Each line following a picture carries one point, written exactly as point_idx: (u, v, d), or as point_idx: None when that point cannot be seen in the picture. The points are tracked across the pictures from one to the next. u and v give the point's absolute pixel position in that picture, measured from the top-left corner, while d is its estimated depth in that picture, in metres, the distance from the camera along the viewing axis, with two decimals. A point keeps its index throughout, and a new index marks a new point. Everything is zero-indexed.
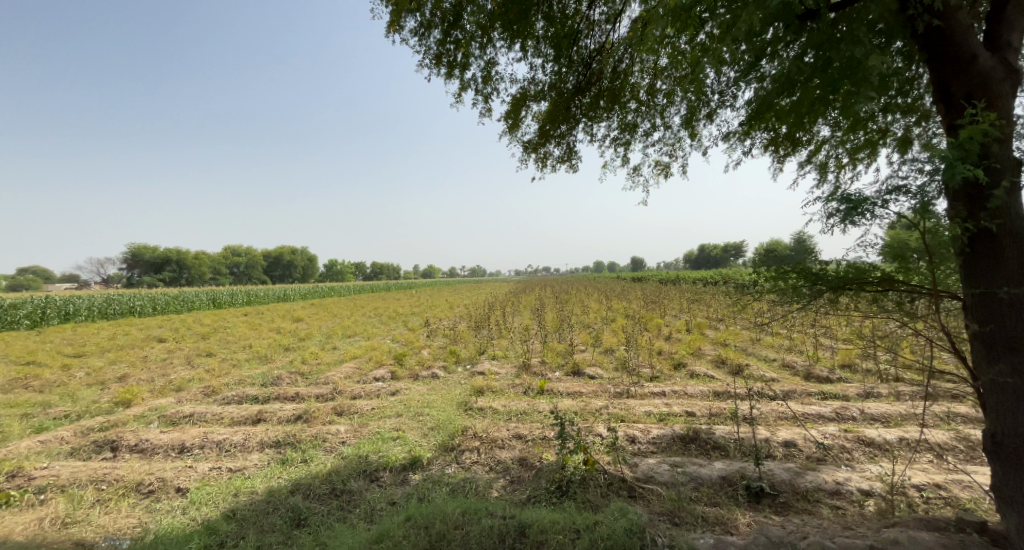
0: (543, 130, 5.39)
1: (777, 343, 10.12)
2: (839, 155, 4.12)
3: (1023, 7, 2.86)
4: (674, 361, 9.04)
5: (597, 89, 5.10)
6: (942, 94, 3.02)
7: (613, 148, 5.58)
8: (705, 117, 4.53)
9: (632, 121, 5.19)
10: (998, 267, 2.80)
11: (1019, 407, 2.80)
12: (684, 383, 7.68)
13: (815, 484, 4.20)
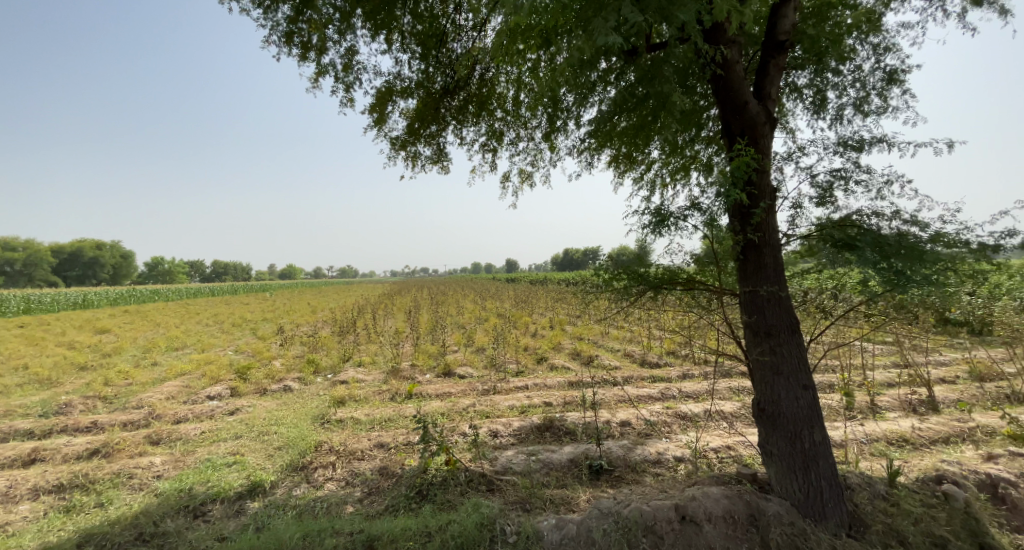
0: (412, 128, 5.22)
1: (623, 336, 11.41)
2: (665, 175, 4.82)
3: (778, 68, 3.67)
4: (537, 356, 9.60)
5: (466, 94, 5.15)
6: (726, 129, 3.74)
7: (482, 153, 5.68)
8: (561, 132, 4.90)
9: (500, 129, 5.36)
10: (760, 271, 3.57)
11: (774, 378, 3.59)
12: (545, 376, 8.20)
13: (642, 458, 4.84)
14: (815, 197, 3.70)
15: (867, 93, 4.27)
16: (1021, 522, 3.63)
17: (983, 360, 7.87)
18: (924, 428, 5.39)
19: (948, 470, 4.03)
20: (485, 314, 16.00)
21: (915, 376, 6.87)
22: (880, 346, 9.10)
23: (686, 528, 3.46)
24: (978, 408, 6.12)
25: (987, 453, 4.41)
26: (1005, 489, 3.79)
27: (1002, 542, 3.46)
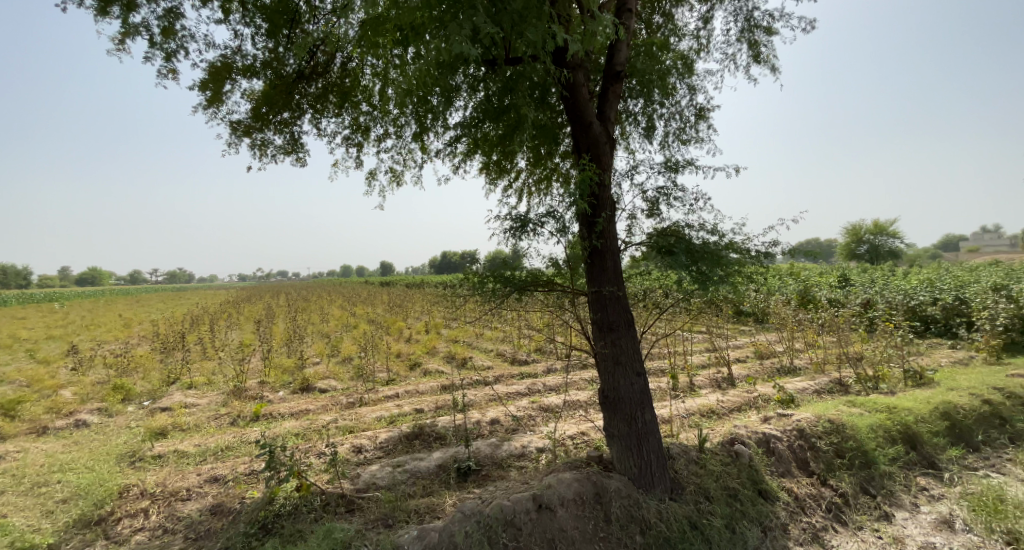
0: (259, 112, 4.65)
1: (495, 336, 11.72)
2: (531, 185, 5.07)
3: (615, 94, 4.14)
4: (409, 362, 9.32)
5: (326, 82, 4.78)
6: (574, 145, 4.10)
7: (345, 147, 5.31)
8: (430, 133, 4.83)
9: (364, 124, 5.06)
10: (604, 273, 3.99)
11: (615, 368, 4.04)
12: (416, 383, 8.01)
13: (506, 454, 5.02)
14: (646, 209, 4.27)
15: (684, 124, 5.08)
16: (785, 469, 4.66)
17: (766, 342, 9.92)
18: (725, 401, 6.59)
19: (739, 433, 4.96)
20: (352, 320, 14.98)
21: (722, 358, 8.34)
22: (698, 335, 10.86)
23: (542, 515, 3.69)
24: (761, 381, 7.69)
25: (765, 416, 5.57)
26: (775, 443, 4.83)
27: (772, 487, 4.40)
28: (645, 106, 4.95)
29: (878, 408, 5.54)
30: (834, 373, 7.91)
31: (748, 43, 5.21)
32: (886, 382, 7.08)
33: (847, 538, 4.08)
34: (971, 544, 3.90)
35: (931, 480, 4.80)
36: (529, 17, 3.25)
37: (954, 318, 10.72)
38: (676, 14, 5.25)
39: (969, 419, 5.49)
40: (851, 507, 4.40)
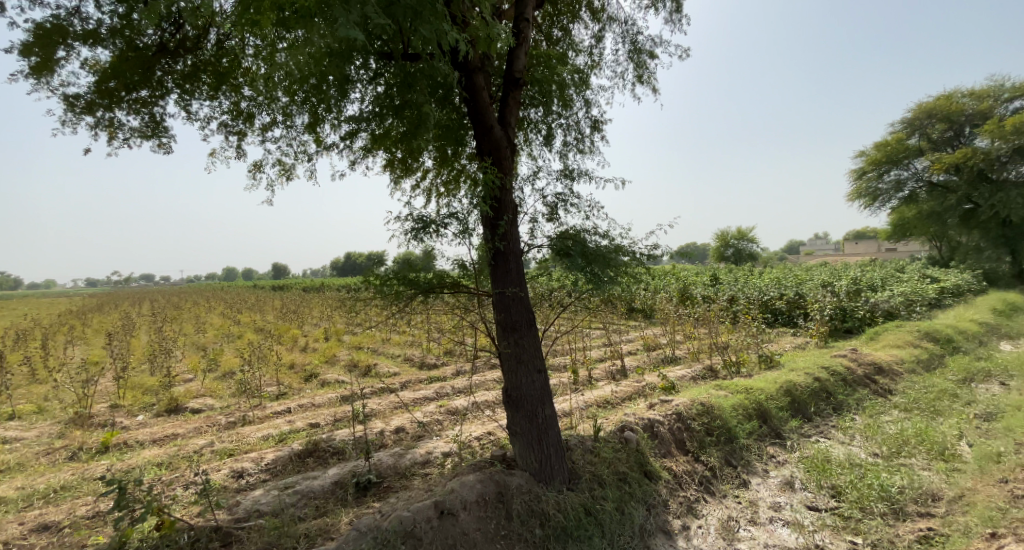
0: (106, 87, 3.96)
1: (402, 341, 11.35)
2: (438, 185, 4.96)
3: (515, 98, 4.23)
4: (304, 373, 8.64)
5: (196, 60, 4.24)
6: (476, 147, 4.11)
7: (223, 135, 4.75)
8: (325, 125, 4.50)
9: (247, 110, 4.57)
10: (507, 275, 4.06)
11: (518, 368, 4.13)
12: (312, 395, 7.45)
13: (409, 463, 4.87)
14: (546, 213, 4.44)
15: (581, 134, 5.37)
16: (665, 450, 5.14)
17: (652, 336, 10.86)
18: (618, 391, 7.09)
19: (628, 420, 5.36)
20: (236, 329, 13.47)
21: (616, 352, 8.95)
22: (595, 332, 11.54)
23: (444, 521, 3.64)
24: (648, 371, 8.40)
25: (650, 404, 6.10)
26: (657, 427, 5.30)
27: (655, 467, 4.83)
28: (544, 115, 5.13)
29: (739, 389, 6.36)
30: (707, 361, 8.91)
31: (635, 63, 5.66)
32: (746, 366, 8.16)
33: (715, 506, 4.61)
34: (806, 498, 4.63)
35: (779, 448, 5.63)
36: (424, 11, 3.17)
37: (796, 310, 12.69)
38: (572, 30, 5.53)
39: (805, 394, 6.54)
40: (718, 478, 4.99)
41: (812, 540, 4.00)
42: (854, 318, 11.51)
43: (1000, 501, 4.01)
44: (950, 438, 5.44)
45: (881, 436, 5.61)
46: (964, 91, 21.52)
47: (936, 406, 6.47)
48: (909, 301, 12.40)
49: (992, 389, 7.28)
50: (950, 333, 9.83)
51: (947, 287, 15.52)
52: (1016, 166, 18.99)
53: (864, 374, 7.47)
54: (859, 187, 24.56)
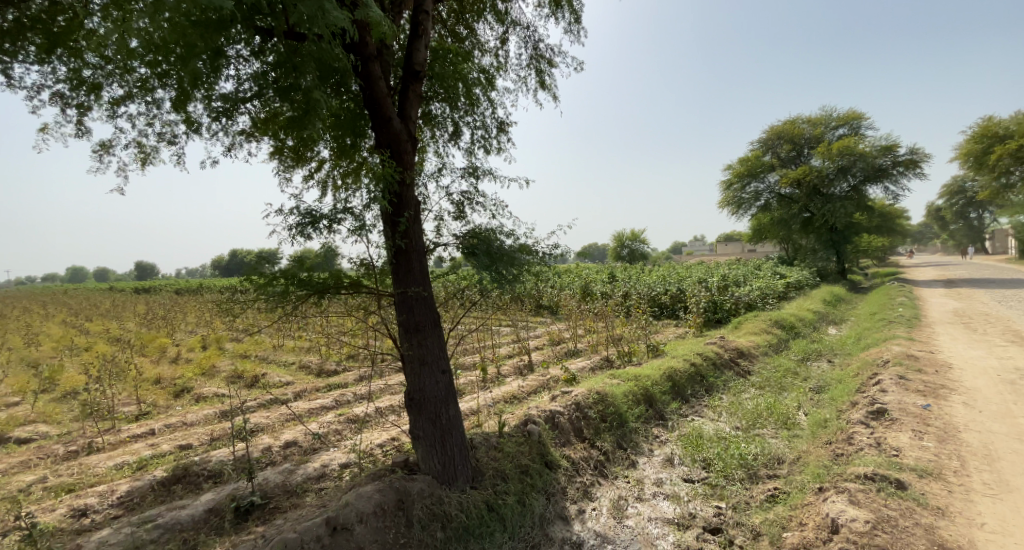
0: None
1: (296, 346, 10.52)
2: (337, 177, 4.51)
3: (415, 92, 4.11)
4: (175, 389, 7.62)
5: (18, 15, 3.49)
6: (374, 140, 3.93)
7: (61, 108, 3.96)
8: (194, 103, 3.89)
9: (92, 80, 3.84)
10: (409, 274, 3.94)
11: (421, 370, 4.03)
12: (184, 412, 6.59)
13: (301, 479, 4.52)
14: (452, 212, 4.42)
15: (487, 134, 5.40)
16: (565, 439, 5.40)
17: (554, 331, 11.33)
18: (523, 386, 7.30)
19: (530, 413, 5.53)
20: (84, 339, 11.45)
21: (521, 348, 9.18)
22: (500, 329, 11.73)
23: (337, 538, 3.45)
24: (550, 365, 8.75)
25: (552, 397, 6.36)
26: (558, 418, 5.54)
27: (555, 456, 5.04)
28: (449, 112, 5.06)
29: (630, 378, 6.90)
30: (603, 353, 9.53)
31: (537, 70, 5.85)
32: (636, 355, 8.88)
33: (608, 488, 4.93)
34: (682, 472, 5.14)
35: (663, 428, 6.20)
36: None
37: (678, 304, 14.10)
38: (478, 29, 5.52)
39: (683, 379, 7.28)
40: (611, 461, 5.36)
41: (686, 509, 4.46)
42: (724, 310, 13.09)
43: (826, 459, 4.83)
44: (793, 409, 6.43)
45: (742, 411, 6.45)
46: (804, 118, 25.47)
47: (785, 383, 7.61)
48: (764, 294, 14.42)
49: (824, 366, 8.75)
50: (793, 321, 11.63)
51: (792, 281, 18.33)
52: (840, 182, 22.93)
53: (730, 358, 8.53)
54: (727, 197, 27.60)
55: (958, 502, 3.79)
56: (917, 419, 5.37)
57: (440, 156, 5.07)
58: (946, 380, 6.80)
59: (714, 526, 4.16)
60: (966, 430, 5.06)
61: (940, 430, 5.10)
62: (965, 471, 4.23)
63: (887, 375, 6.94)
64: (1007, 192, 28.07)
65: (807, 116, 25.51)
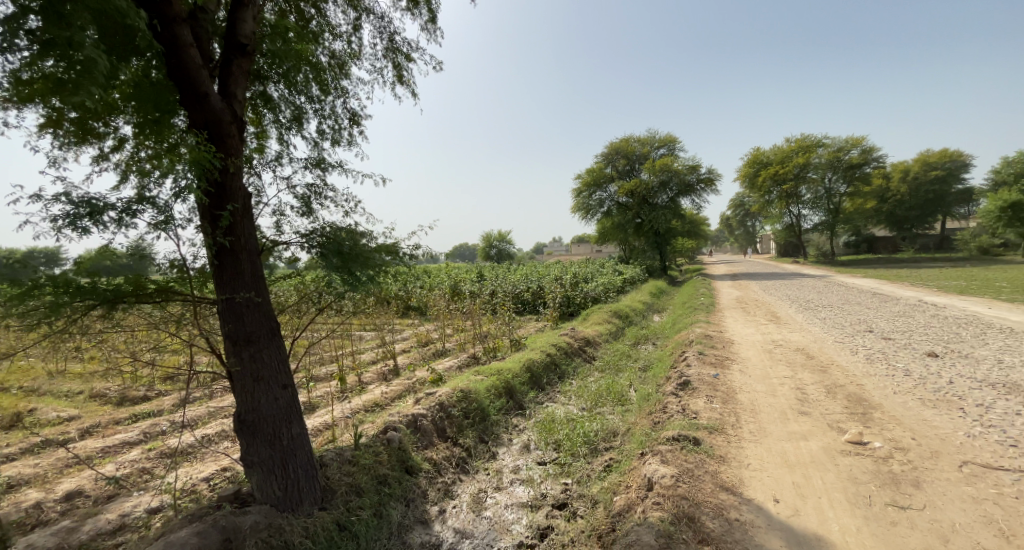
0: None
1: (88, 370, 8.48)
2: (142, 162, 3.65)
3: (240, 68, 3.63)
4: None
5: None
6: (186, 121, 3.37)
7: None
8: None
9: None
10: (236, 277, 3.46)
11: (255, 387, 3.58)
12: None
13: (85, 537, 3.64)
14: (294, 207, 4.06)
15: (338, 125, 5.07)
16: (427, 441, 5.34)
17: (421, 331, 11.14)
18: (386, 392, 7.02)
19: (391, 420, 5.34)
20: None
21: (385, 351, 8.80)
22: (362, 332, 11.11)
23: None
24: (416, 366, 8.55)
25: (415, 399, 6.25)
26: (420, 421, 5.47)
27: (416, 461, 4.97)
28: (289, 96, 4.57)
29: (493, 373, 7.13)
30: (470, 350, 9.68)
31: (393, 63, 5.66)
32: (499, 350, 9.23)
33: (468, 483, 5.02)
34: (536, 456, 5.48)
35: (521, 417, 6.55)
36: None
37: (538, 299, 15.00)
38: (326, 10, 5.07)
39: (540, 369, 7.80)
40: (472, 456, 5.47)
41: (539, 491, 4.77)
42: (574, 304, 14.40)
43: (648, 427, 5.63)
44: (626, 388, 7.38)
45: (587, 393, 7.18)
46: (637, 137, 29.22)
47: (621, 365, 8.71)
48: (607, 288, 16.23)
49: (651, 348, 10.23)
50: (628, 311, 13.33)
51: (628, 276, 20.97)
52: (661, 194, 27.30)
53: (579, 346, 9.40)
54: (577, 202, 30.27)
55: (735, 449, 4.76)
56: (714, 387, 6.61)
57: (280, 144, 4.57)
58: (735, 352, 8.51)
59: (561, 502, 4.53)
60: (743, 391, 6.40)
61: (726, 393, 6.36)
62: (741, 424, 5.33)
63: (693, 351, 8.42)
64: (769, 205, 36.31)
65: (639, 136, 29.31)
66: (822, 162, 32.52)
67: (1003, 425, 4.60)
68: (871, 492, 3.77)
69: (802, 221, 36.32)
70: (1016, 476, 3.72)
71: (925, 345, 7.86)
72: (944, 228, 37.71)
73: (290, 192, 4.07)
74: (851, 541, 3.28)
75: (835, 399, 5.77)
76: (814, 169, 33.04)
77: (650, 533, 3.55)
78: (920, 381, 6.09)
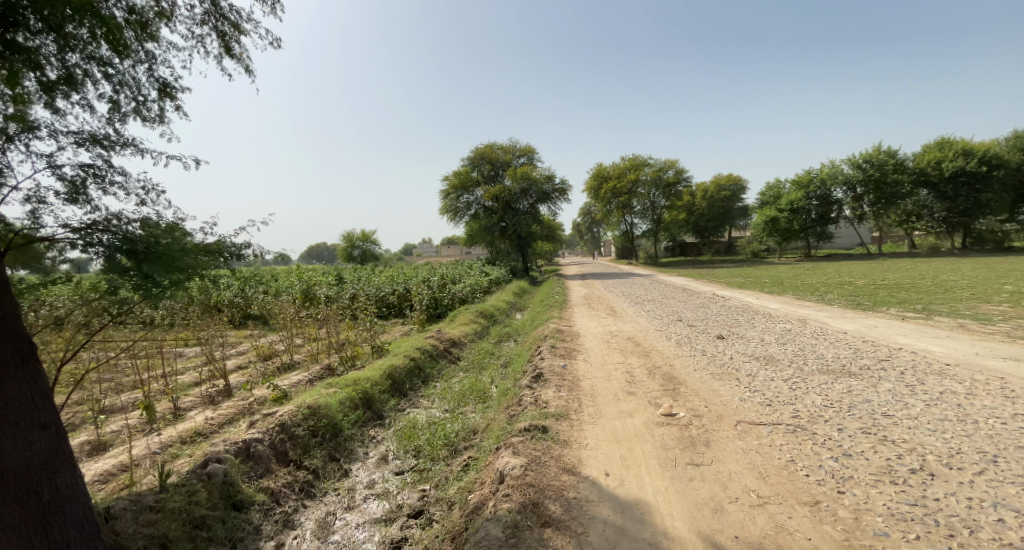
0: None
1: None
2: None
3: None
4: None
5: None
6: None
7: None
8: None
9: None
10: None
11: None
12: None
13: None
14: (62, 193, 3.26)
15: (139, 96, 4.23)
16: (263, 468, 4.72)
17: (266, 342, 9.85)
18: (213, 417, 6.02)
19: (215, 450, 4.59)
20: None
21: (214, 369, 7.51)
22: (187, 348, 9.40)
23: None
24: (256, 383, 7.52)
25: (251, 422, 5.49)
26: (254, 447, 4.80)
27: (246, 493, 4.35)
28: (61, 51, 3.63)
29: (347, 383, 6.65)
30: (325, 361, 8.89)
31: (218, 31, 4.90)
32: (359, 359, 8.68)
33: (312, 509, 4.56)
34: (394, 466, 5.24)
35: (379, 428, 6.21)
36: None
37: (404, 302, 14.47)
38: None
39: (402, 375, 7.51)
40: (320, 478, 5.00)
41: (394, 502, 4.57)
42: (441, 306, 14.34)
43: (504, 422, 5.82)
44: (486, 386, 7.55)
45: (451, 394, 7.16)
46: (500, 144, 30.40)
47: (482, 363, 8.91)
48: (473, 289, 16.46)
49: (513, 345, 10.67)
50: (493, 311, 13.70)
51: (493, 277, 21.54)
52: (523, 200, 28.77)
53: (444, 348, 9.32)
54: (444, 204, 29.83)
55: (576, 432, 5.22)
56: (564, 377, 7.16)
57: (48, 111, 3.63)
58: (583, 344, 9.36)
59: (416, 511, 4.41)
60: (587, 378, 7.07)
61: (572, 382, 6.94)
62: (583, 409, 5.85)
63: (547, 345, 9.03)
64: (610, 215, 40.95)
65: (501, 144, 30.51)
66: (649, 179, 37.84)
67: (766, 389, 5.86)
68: (677, 456, 4.46)
69: (635, 228, 41.74)
70: (771, 428, 4.76)
71: (718, 329, 9.67)
72: (731, 236, 46.92)
73: (55, 174, 3.27)
74: (661, 499, 3.83)
75: (657, 379, 6.72)
76: (643, 185, 38.18)
77: (498, 526, 3.65)
78: (714, 358, 7.45)
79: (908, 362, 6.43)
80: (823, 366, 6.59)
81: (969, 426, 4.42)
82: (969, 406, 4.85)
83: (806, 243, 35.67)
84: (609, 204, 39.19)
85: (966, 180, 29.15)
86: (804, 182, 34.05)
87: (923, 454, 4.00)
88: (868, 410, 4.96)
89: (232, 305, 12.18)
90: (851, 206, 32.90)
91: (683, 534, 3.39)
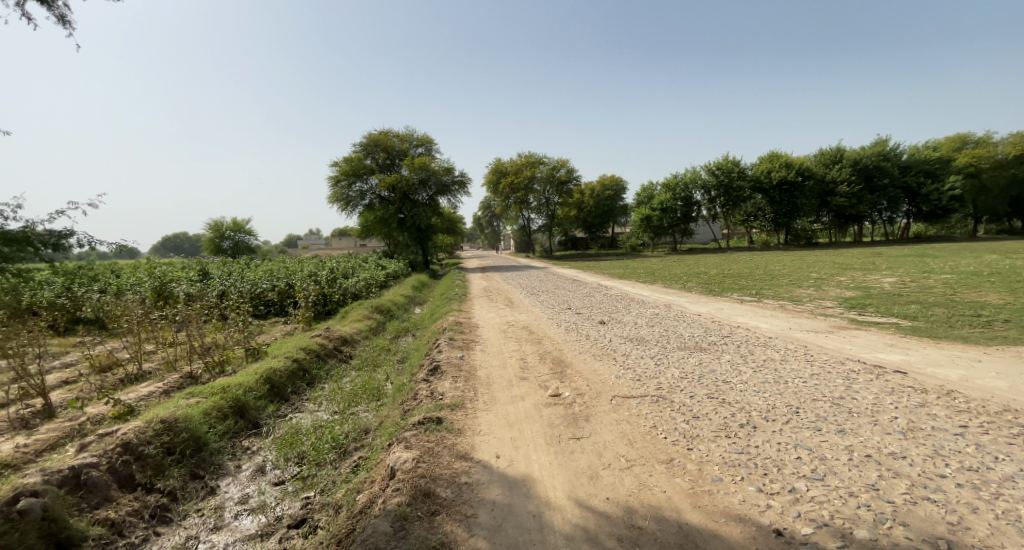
0: None
1: None
2: None
3: None
4: None
5: None
6: None
7: None
8: None
9: None
10: None
11: None
12: None
13: None
14: None
15: None
16: (100, 497, 4.06)
17: (105, 350, 8.36)
18: (29, 445, 4.99)
19: (35, 481, 3.85)
20: None
21: (29, 388, 6.20)
22: None
23: None
24: (92, 399, 6.38)
25: (82, 445, 4.66)
26: (87, 474, 4.11)
27: (77, 528, 3.70)
28: None
29: (215, 391, 5.97)
30: (186, 368, 7.86)
31: None
32: (230, 363, 7.83)
33: (167, 536, 4.04)
34: (273, 477, 4.85)
35: (253, 438, 5.68)
36: None
37: (287, 298, 13.34)
38: None
39: (283, 378, 6.94)
40: (180, 500, 4.46)
41: (272, 515, 4.24)
42: (331, 304, 13.50)
43: (398, 417, 5.72)
44: (380, 383, 7.31)
45: (341, 395, 6.82)
46: (395, 133, 29.32)
47: (375, 361, 8.62)
48: (366, 284, 15.71)
49: (410, 340, 10.47)
50: (390, 306, 13.26)
51: (391, 271, 20.79)
52: (422, 192, 28.21)
53: (334, 346, 8.82)
54: (336, 193, 28.00)
55: (467, 420, 5.34)
56: (460, 368, 7.22)
57: None
58: (480, 335, 9.54)
59: (299, 520, 4.15)
60: (482, 368, 7.21)
61: (468, 372, 7.04)
62: (477, 397, 5.97)
63: (444, 338, 9.04)
64: (507, 213, 41.78)
65: (397, 133, 29.48)
66: (543, 177, 39.79)
67: (636, 366, 6.54)
68: (560, 433, 4.79)
69: (532, 224, 43.05)
70: (639, 400, 5.34)
71: (600, 315, 10.51)
72: (614, 232, 50.87)
73: None
74: (544, 473, 4.10)
75: (545, 364, 7.10)
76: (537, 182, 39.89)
77: (386, 521, 3.61)
78: (596, 342, 8.10)
79: (744, 337, 7.66)
80: (682, 343, 7.55)
81: (782, 386, 5.42)
82: (783, 370, 5.95)
83: (674, 239, 40.14)
84: (507, 199, 39.89)
85: (788, 189, 35.64)
86: (672, 185, 38.12)
87: (750, 411, 4.81)
88: (712, 378, 5.82)
89: (55, 308, 10.08)
90: (707, 208, 37.72)
91: (562, 502, 3.68)
